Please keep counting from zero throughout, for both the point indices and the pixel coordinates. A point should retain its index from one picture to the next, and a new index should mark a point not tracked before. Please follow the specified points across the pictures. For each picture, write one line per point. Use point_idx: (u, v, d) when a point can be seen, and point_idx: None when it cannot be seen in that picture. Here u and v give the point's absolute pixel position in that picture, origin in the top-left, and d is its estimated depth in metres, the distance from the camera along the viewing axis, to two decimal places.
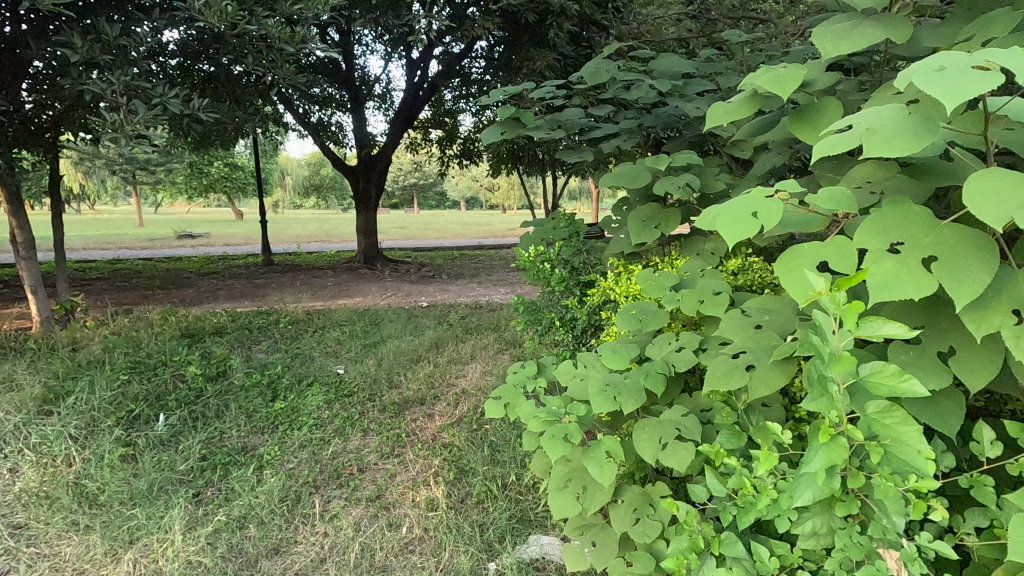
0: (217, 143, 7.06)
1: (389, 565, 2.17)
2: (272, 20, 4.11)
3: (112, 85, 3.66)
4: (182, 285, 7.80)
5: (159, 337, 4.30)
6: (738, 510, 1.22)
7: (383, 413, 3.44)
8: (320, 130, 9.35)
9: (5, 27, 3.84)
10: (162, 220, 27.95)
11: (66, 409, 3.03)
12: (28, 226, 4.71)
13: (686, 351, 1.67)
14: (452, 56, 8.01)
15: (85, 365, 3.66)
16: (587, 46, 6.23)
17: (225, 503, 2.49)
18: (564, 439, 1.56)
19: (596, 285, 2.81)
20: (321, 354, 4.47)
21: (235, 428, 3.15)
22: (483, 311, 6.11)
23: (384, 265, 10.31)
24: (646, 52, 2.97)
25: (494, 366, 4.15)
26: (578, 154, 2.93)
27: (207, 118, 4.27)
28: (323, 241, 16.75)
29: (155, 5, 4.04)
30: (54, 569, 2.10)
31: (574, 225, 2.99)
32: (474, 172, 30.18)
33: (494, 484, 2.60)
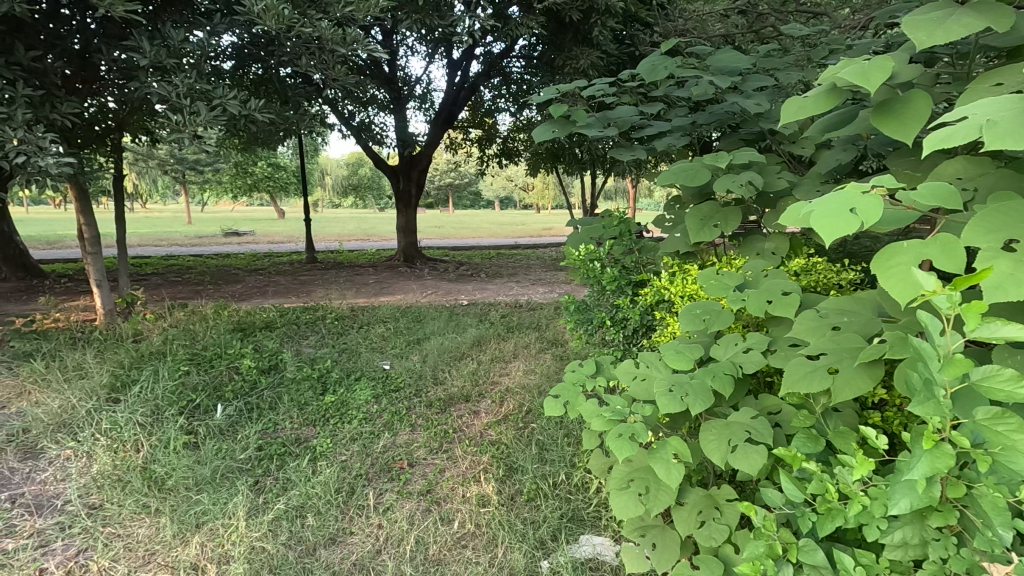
0: (267, 143, 7.27)
1: (444, 559, 2.20)
2: (325, 22, 4.21)
3: (177, 88, 3.82)
4: (231, 281, 8.05)
5: (214, 330, 4.47)
6: (818, 517, 1.19)
7: (429, 409, 3.49)
8: (363, 130, 9.54)
9: (78, 33, 4.05)
10: (209, 218, 29.04)
11: (132, 398, 3.18)
12: (95, 223, 4.92)
13: (754, 352, 1.64)
14: (493, 55, 8.06)
15: (147, 356, 3.82)
16: (630, 44, 6.17)
17: (283, 492, 2.56)
18: (631, 438, 1.55)
19: (648, 285, 2.78)
20: (367, 349, 4.56)
21: (288, 420, 3.24)
22: (523, 310, 6.11)
23: (424, 263, 10.42)
24: (701, 48, 2.92)
25: (538, 365, 4.14)
26: (630, 153, 2.89)
27: (264, 119, 4.40)
28: (363, 240, 17.08)
29: (216, 9, 4.21)
30: (127, 549, 2.19)
31: (625, 224, 2.96)
32: (510, 172, 30.28)
33: (544, 482, 2.60)
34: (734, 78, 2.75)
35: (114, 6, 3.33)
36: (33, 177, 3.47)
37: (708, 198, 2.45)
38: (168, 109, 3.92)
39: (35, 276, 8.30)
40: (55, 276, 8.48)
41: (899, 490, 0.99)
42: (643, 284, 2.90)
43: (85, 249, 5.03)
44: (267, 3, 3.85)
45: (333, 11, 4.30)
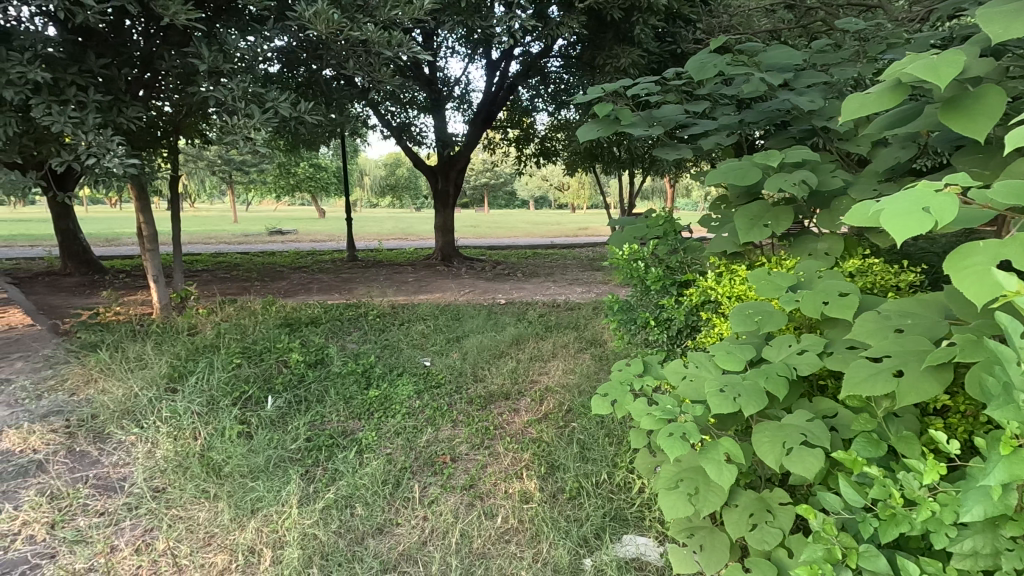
0: (313, 144, 7.48)
1: (488, 552, 2.23)
2: (372, 26, 4.31)
3: (232, 91, 3.99)
4: (276, 278, 8.31)
5: (263, 325, 4.63)
6: (880, 523, 1.17)
7: (470, 405, 3.53)
8: (403, 130, 9.71)
9: (143, 41, 4.29)
10: (255, 218, 30.05)
11: (189, 388, 3.34)
12: (155, 221, 5.17)
13: (808, 354, 1.61)
14: (532, 55, 8.10)
15: (202, 348, 4.00)
16: (672, 42, 6.11)
17: (332, 482, 2.65)
18: (682, 438, 1.54)
19: (693, 285, 2.75)
20: (408, 346, 4.65)
21: (335, 413, 3.34)
22: (561, 310, 6.11)
23: (461, 263, 10.52)
24: (752, 45, 2.87)
25: (577, 365, 4.14)
26: (676, 152, 2.86)
27: (312, 121, 4.53)
28: (402, 240, 17.37)
29: (269, 15, 4.37)
30: (189, 531, 2.30)
31: (670, 223, 2.94)
32: (545, 172, 30.27)
33: (586, 481, 2.61)
34: (786, 75, 2.70)
35: (177, 14, 3.50)
36: (101, 177, 3.68)
37: (758, 198, 2.41)
38: (224, 112, 4.10)
39: (96, 271, 8.80)
40: (114, 272, 8.94)
41: (972, 498, 0.96)
42: (688, 285, 2.87)
43: (145, 245, 5.29)
44: (317, 8, 3.97)
45: (380, 15, 4.39)
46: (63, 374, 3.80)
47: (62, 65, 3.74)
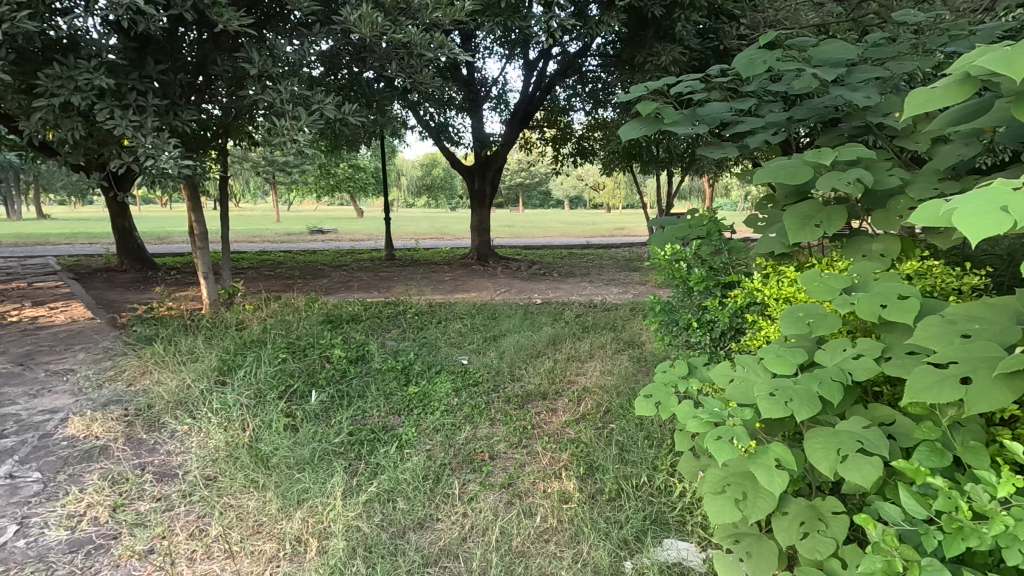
0: (354, 145, 7.63)
1: (528, 551, 2.24)
2: (414, 29, 4.36)
3: (280, 94, 4.12)
4: (318, 276, 8.52)
5: (306, 322, 4.76)
6: (945, 536, 1.12)
7: (508, 404, 3.55)
8: (440, 131, 9.83)
9: (197, 47, 4.47)
10: (296, 217, 30.90)
11: (238, 381, 3.47)
12: (205, 220, 5.37)
13: (865, 359, 1.55)
14: (570, 55, 8.07)
15: (249, 343, 4.14)
16: (714, 38, 5.98)
17: (374, 476, 2.70)
18: (730, 442, 1.51)
19: (738, 287, 2.69)
20: (446, 344, 4.71)
21: (376, 408, 3.40)
22: (597, 310, 6.06)
23: (497, 263, 10.55)
24: (803, 40, 2.78)
25: (614, 366, 4.11)
26: (720, 150, 2.80)
27: (356, 123, 4.63)
28: (438, 239, 17.54)
29: (314, 20, 4.49)
30: (240, 518, 2.38)
31: (714, 223, 2.88)
32: (580, 172, 30.10)
33: (625, 483, 2.59)
34: (839, 70, 2.61)
35: (230, 20, 3.62)
36: (158, 178, 3.87)
37: (807, 197, 2.33)
38: (272, 115, 4.23)
39: (149, 268, 9.22)
40: (166, 269, 9.34)
41: None
42: (732, 286, 2.81)
43: (196, 243, 5.51)
44: (361, 12, 4.08)
45: (422, 18, 4.45)
46: (122, 365, 3.99)
47: (123, 70, 3.92)
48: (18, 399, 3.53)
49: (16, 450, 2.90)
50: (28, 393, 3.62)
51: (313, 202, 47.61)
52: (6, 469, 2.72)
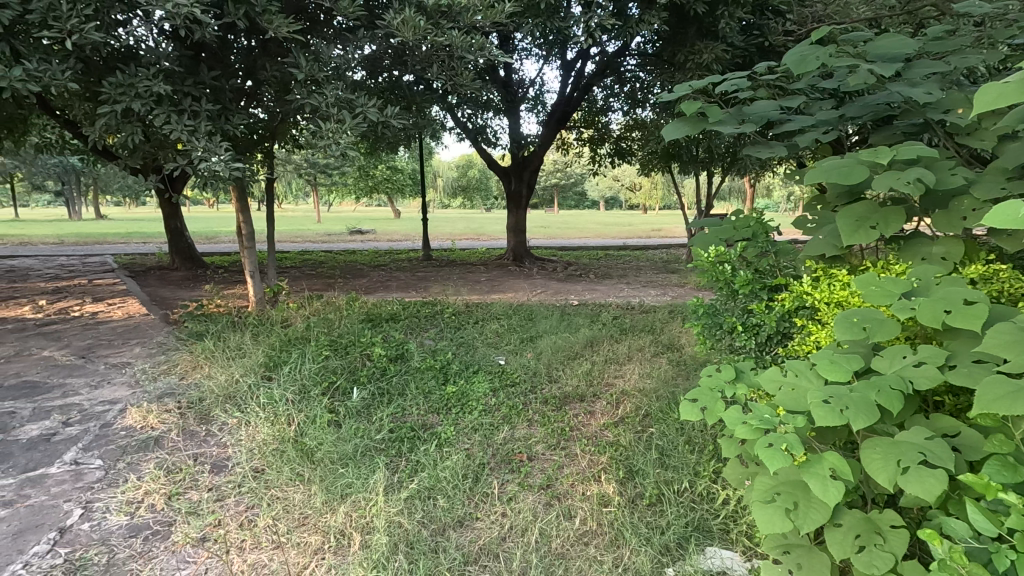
0: (394, 147, 7.76)
1: (567, 554, 2.23)
2: (456, 32, 4.41)
3: (326, 98, 4.23)
4: (358, 275, 8.70)
5: (347, 320, 4.87)
6: (1018, 556, 1.07)
7: (545, 405, 3.54)
8: (477, 133, 9.91)
9: (246, 54, 4.64)
10: (336, 218, 31.68)
11: (284, 377, 3.58)
12: (252, 220, 5.55)
13: (927, 367, 1.49)
14: (609, 55, 8.02)
15: (294, 340, 4.26)
16: (759, 34, 5.83)
17: (414, 473, 2.74)
18: (782, 450, 1.46)
19: (786, 290, 2.61)
20: (483, 344, 4.74)
21: (415, 406, 3.45)
22: (635, 312, 5.99)
23: (533, 263, 10.55)
24: (857, 34, 2.67)
25: (653, 369, 4.05)
26: (768, 150, 2.72)
27: (398, 126, 4.71)
28: (474, 240, 17.68)
29: (359, 25, 4.60)
30: (286, 510, 2.45)
31: (760, 224, 2.81)
32: (616, 173, 29.81)
33: (666, 488, 2.56)
34: (897, 65, 2.50)
35: (280, 27, 3.74)
36: (210, 180, 4.03)
37: (862, 198, 2.25)
38: (318, 118, 4.34)
39: (198, 267, 9.59)
40: (215, 268, 9.71)
41: None
42: (779, 289, 2.73)
43: (243, 243, 5.70)
44: (404, 16, 4.14)
45: (463, 20, 4.49)
46: (175, 360, 4.17)
47: (179, 77, 4.09)
48: (81, 389, 3.73)
49: (80, 438, 3.07)
50: (90, 385, 3.81)
51: (351, 202, 48.63)
52: (71, 456, 2.87)
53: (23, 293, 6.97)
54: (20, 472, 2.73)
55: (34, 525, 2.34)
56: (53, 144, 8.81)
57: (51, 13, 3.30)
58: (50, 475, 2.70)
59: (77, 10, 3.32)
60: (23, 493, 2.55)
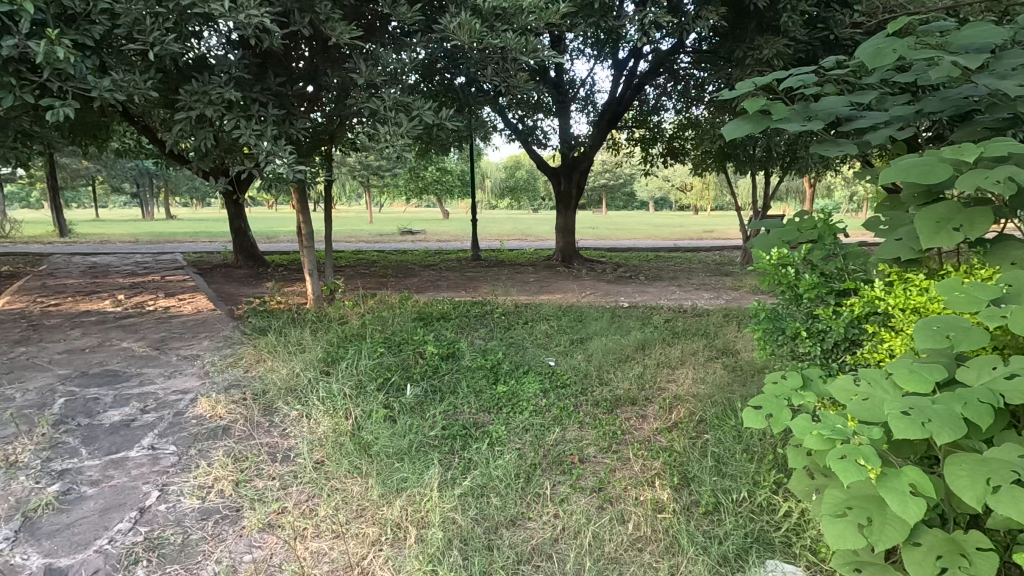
0: (446, 149, 7.88)
1: (621, 558, 2.21)
2: (511, 34, 4.43)
3: (384, 102, 4.35)
4: (409, 275, 8.89)
5: (400, 318, 4.99)
6: None
7: (596, 408, 3.51)
8: (527, 134, 9.93)
9: (308, 61, 4.82)
10: (388, 218, 32.49)
11: (342, 372, 3.70)
12: (312, 221, 5.77)
13: (1021, 379, 1.39)
14: (662, 53, 7.86)
15: (350, 336, 4.40)
16: (824, 27, 5.58)
17: (467, 471, 2.77)
18: (856, 462, 1.39)
19: (855, 295, 2.49)
20: (533, 344, 4.75)
21: (466, 404, 3.49)
22: (688, 316, 5.86)
23: (582, 265, 10.49)
24: (939, 23, 2.51)
25: (708, 374, 3.95)
26: (837, 148, 2.58)
27: (452, 128, 4.79)
28: (522, 240, 17.74)
29: (417, 29, 4.70)
30: (345, 501, 2.53)
31: (827, 226, 2.68)
32: (667, 172, 29.21)
33: (723, 496, 2.49)
34: (983, 56, 2.33)
35: (342, 34, 3.86)
36: (274, 183, 4.21)
37: (942, 198, 2.12)
38: (376, 121, 4.47)
39: (259, 265, 10.04)
40: (274, 266, 10.14)
41: None
42: (847, 294, 2.60)
43: (303, 243, 5.92)
44: (461, 20, 4.21)
45: (517, 22, 4.51)
46: (240, 353, 4.39)
47: (247, 83, 4.30)
48: (156, 379, 3.98)
49: (156, 424, 3.27)
50: (164, 375, 4.06)
51: (402, 203, 49.65)
52: (149, 441, 3.07)
53: (104, 288, 7.50)
54: (105, 455, 2.93)
55: (117, 503, 2.51)
56: (132, 149, 9.44)
57: (136, 27, 3.54)
58: (131, 458, 2.90)
59: (158, 23, 3.54)
60: (107, 474, 2.75)
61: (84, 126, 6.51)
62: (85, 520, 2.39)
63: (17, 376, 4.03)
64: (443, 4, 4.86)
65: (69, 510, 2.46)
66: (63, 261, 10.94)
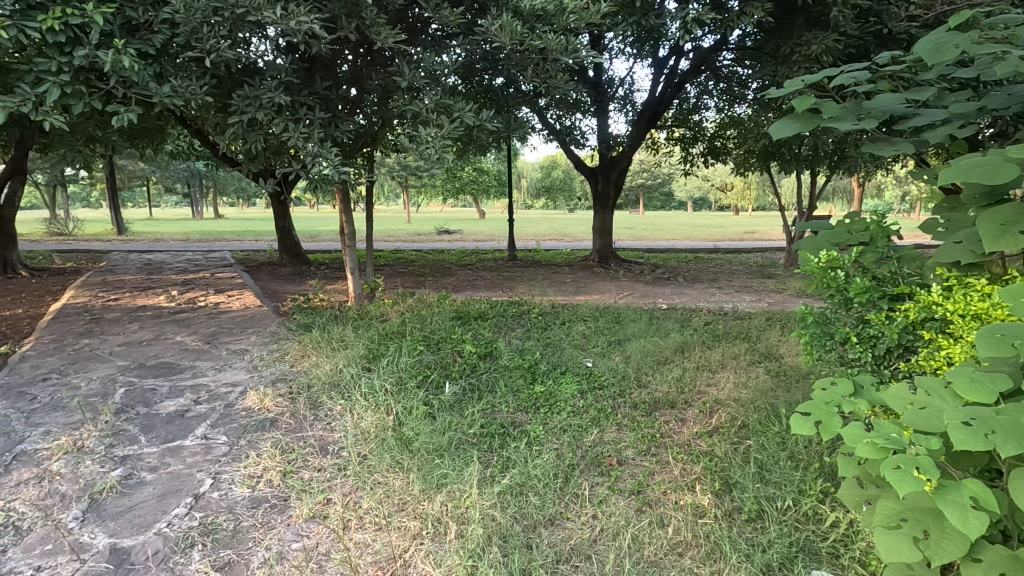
0: (484, 149, 7.94)
1: (661, 562, 2.20)
2: (551, 34, 4.43)
3: (426, 104, 4.43)
4: (447, 274, 9.00)
5: (439, 317, 5.07)
6: None
7: (634, 410, 3.48)
8: (565, 134, 9.91)
9: (352, 65, 4.95)
10: (425, 218, 32.93)
11: (383, 369, 3.80)
12: (354, 221, 5.91)
13: None
14: (704, 50, 7.71)
15: (390, 334, 4.50)
16: (877, 21, 5.36)
17: (505, 469, 2.80)
18: (913, 473, 1.33)
19: (909, 299, 2.40)
20: (570, 345, 4.74)
21: (504, 404, 3.52)
22: (729, 319, 5.74)
23: (618, 265, 10.40)
24: (1005, 16, 2.39)
25: (750, 379, 3.86)
26: (892, 147, 2.49)
27: (492, 129, 4.82)
28: (558, 240, 17.72)
29: (459, 32, 4.76)
30: (387, 495, 2.59)
31: (880, 228, 2.59)
32: (706, 172, 28.60)
33: (766, 504, 2.44)
34: None
35: (386, 38, 3.94)
36: (320, 184, 4.34)
37: (1006, 199, 2.01)
38: (418, 123, 4.55)
39: (302, 263, 10.34)
40: (317, 265, 10.43)
41: None
42: (901, 299, 2.50)
43: (346, 242, 6.07)
44: (502, 22, 4.23)
45: (557, 22, 4.50)
46: (286, 348, 4.53)
47: (296, 88, 4.44)
48: (208, 372, 4.16)
49: (208, 415, 3.42)
50: (215, 368, 4.24)
51: (439, 202, 50.22)
52: (202, 430, 3.21)
53: (159, 285, 7.87)
54: (162, 442, 3.09)
55: (174, 489, 2.64)
56: (185, 151, 9.86)
57: (194, 35, 3.70)
58: (186, 447, 3.04)
59: (214, 31, 3.69)
60: (164, 461, 2.90)
61: (143, 131, 6.85)
62: (145, 504, 2.52)
63: (82, 366, 4.28)
64: (484, 6, 4.90)
65: (131, 494, 2.61)
66: (121, 257, 11.56)
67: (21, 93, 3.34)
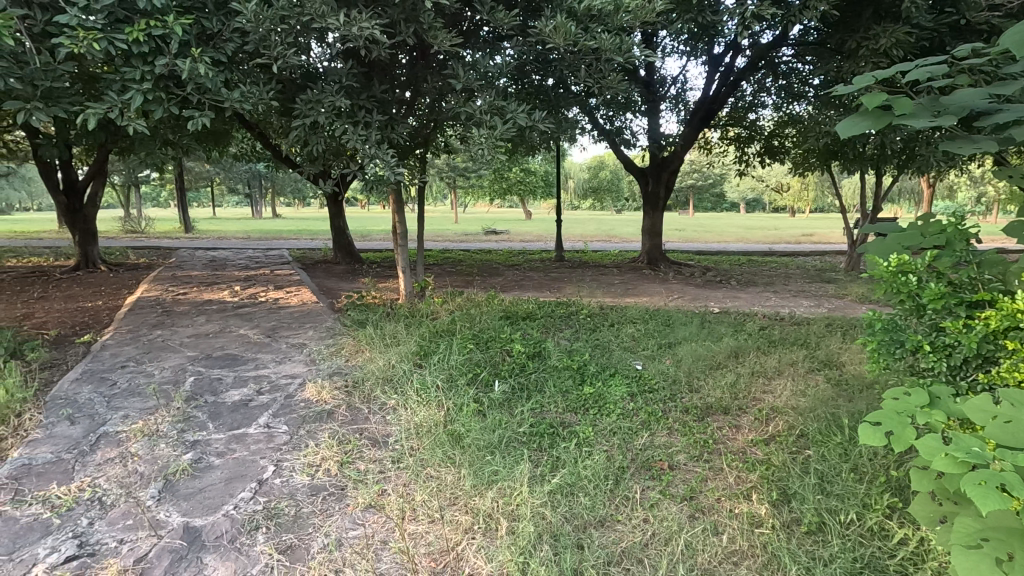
0: (534, 151, 7.96)
1: (716, 570, 2.15)
2: (606, 34, 4.38)
3: (480, 106, 4.48)
4: (494, 274, 9.07)
5: (488, 316, 5.13)
6: None
7: (686, 415, 3.42)
8: (615, 134, 9.81)
9: (408, 68, 5.07)
10: (471, 218, 33.29)
11: (434, 366, 3.87)
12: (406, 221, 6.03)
13: None
14: (762, 47, 7.47)
15: (441, 332, 4.58)
16: (954, 11, 5.05)
17: (554, 469, 2.80)
18: (997, 490, 1.25)
19: (989, 306, 2.25)
20: (619, 347, 4.70)
21: (553, 404, 3.53)
22: (785, 324, 5.54)
23: (668, 267, 10.21)
24: None
25: (809, 387, 3.72)
26: (973, 144, 2.35)
27: (544, 130, 4.83)
28: (605, 241, 17.53)
29: (512, 33, 4.80)
30: (439, 488, 2.65)
31: (959, 230, 2.43)
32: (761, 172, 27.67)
33: (829, 517, 2.35)
34: None
35: (443, 42, 4.02)
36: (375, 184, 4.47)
37: None
38: (472, 124, 4.60)
39: (355, 261, 10.64)
40: (369, 263, 10.72)
41: None
42: (980, 305, 2.34)
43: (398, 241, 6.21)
44: (556, 23, 4.22)
45: (612, 22, 4.46)
46: (341, 343, 4.68)
47: (354, 91, 4.58)
48: (269, 364, 4.35)
49: (270, 405, 3.58)
50: (275, 360, 4.43)
51: (485, 203, 50.72)
52: (264, 419, 3.37)
53: (223, 280, 8.28)
54: (228, 429, 3.26)
55: (239, 474, 2.78)
56: (248, 153, 10.33)
57: (262, 43, 3.88)
58: (250, 434, 3.20)
59: (280, 38, 3.86)
60: (230, 447, 3.06)
61: (211, 134, 7.24)
62: (214, 487, 2.67)
63: (155, 355, 4.56)
64: (537, 7, 4.92)
65: (201, 477, 2.77)
66: (188, 254, 12.23)
67: (109, 100, 3.60)
